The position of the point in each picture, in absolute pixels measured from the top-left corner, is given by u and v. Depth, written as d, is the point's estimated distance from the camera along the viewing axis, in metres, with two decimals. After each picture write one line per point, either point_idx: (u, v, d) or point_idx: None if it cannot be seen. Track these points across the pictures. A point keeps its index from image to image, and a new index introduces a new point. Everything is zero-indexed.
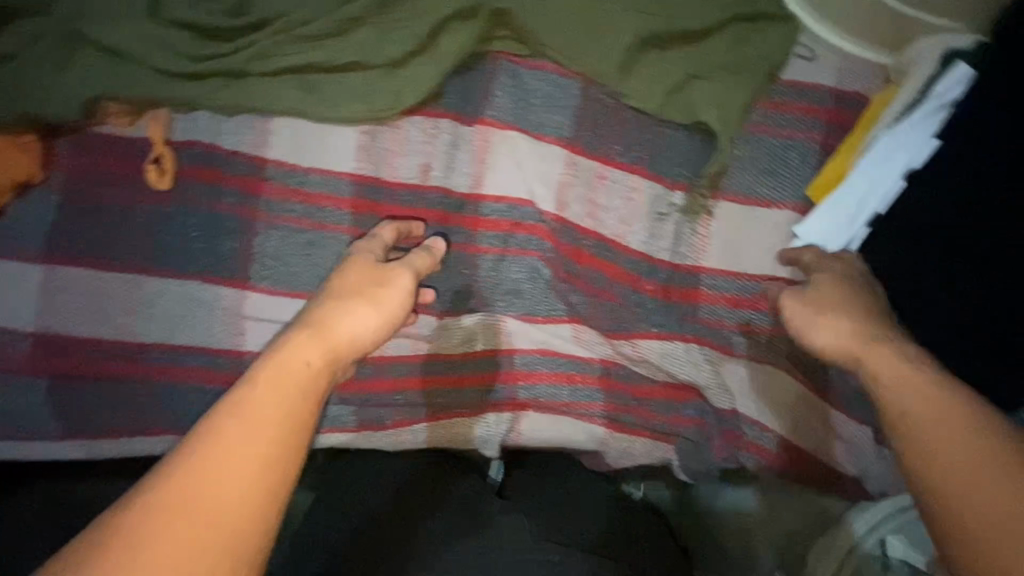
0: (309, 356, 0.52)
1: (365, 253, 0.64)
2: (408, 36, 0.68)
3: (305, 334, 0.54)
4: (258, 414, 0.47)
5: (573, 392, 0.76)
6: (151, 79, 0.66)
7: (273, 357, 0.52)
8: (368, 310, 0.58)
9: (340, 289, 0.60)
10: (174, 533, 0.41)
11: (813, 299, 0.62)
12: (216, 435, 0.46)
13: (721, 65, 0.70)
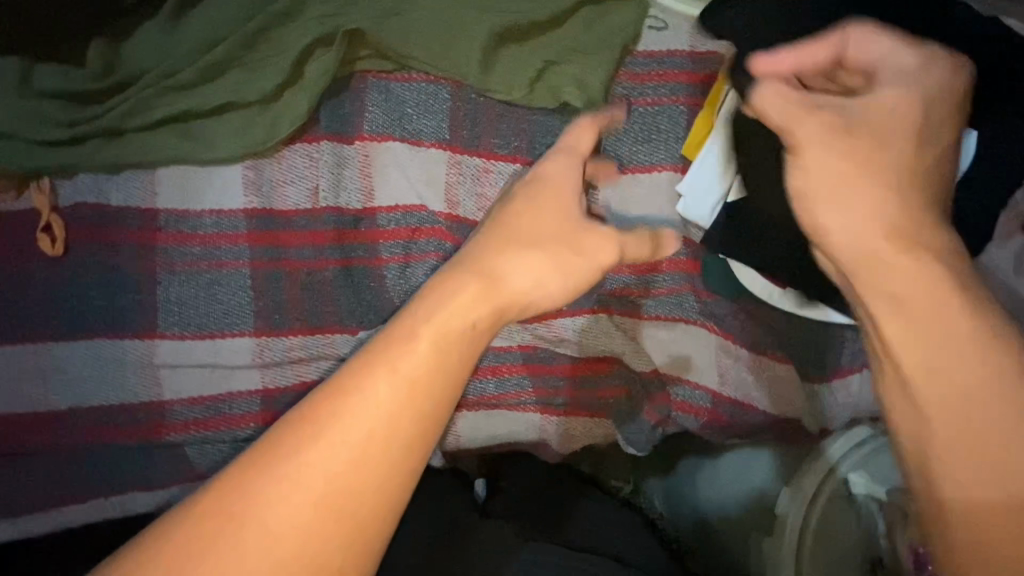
0: (471, 320, 0.54)
1: (557, 202, 0.62)
2: (277, 70, 0.72)
3: (473, 289, 0.55)
4: (415, 378, 0.50)
5: (500, 384, 0.76)
6: (35, 152, 0.69)
7: (442, 308, 0.53)
8: (545, 270, 0.59)
9: (528, 239, 0.59)
10: (331, 469, 0.47)
11: (846, 147, 0.56)
12: (376, 386, 0.49)
13: (578, 45, 0.73)
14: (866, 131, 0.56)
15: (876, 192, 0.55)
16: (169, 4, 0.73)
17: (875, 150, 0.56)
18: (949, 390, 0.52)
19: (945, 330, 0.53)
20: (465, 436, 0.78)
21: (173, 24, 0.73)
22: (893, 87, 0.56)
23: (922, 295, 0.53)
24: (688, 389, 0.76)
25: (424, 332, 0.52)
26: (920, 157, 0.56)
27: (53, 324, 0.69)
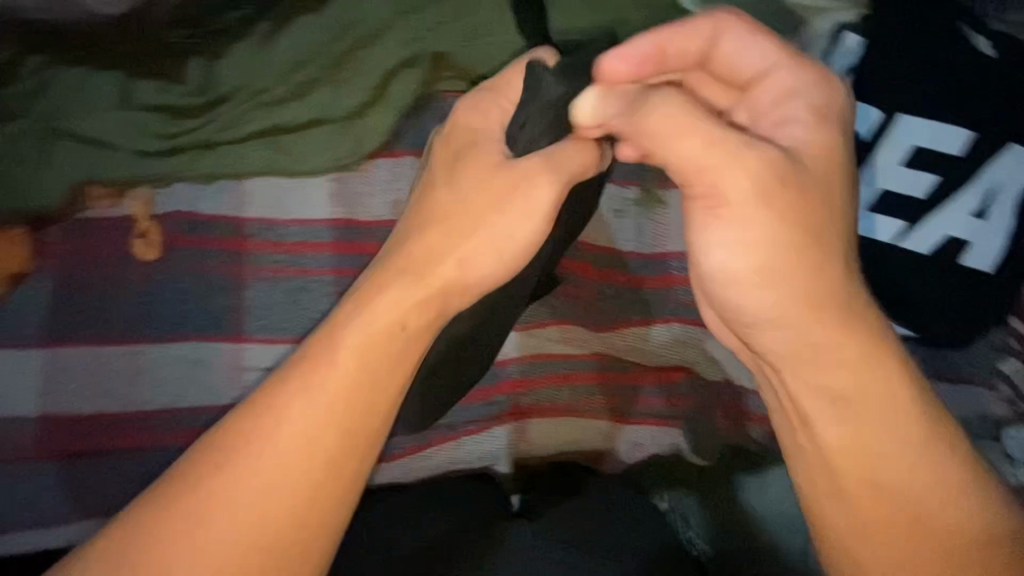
0: (419, 309, 0.51)
1: (528, 200, 0.52)
2: (363, 88, 0.76)
3: (406, 288, 0.51)
4: (334, 396, 0.48)
5: (571, 391, 0.78)
6: (134, 162, 0.73)
7: (371, 312, 0.50)
8: (494, 259, 0.52)
9: (467, 237, 0.52)
10: (257, 496, 0.46)
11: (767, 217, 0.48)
12: (295, 409, 0.47)
13: None
14: (787, 197, 0.47)
15: (796, 263, 0.49)
16: (260, 24, 0.76)
17: (803, 215, 0.48)
18: (860, 462, 0.50)
19: (868, 407, 0.50)
20: (537, 442, 0.78)
21: (263, 44, 0.76)
22: (787, 128, 0.51)
23: (843, 378, 0.50)
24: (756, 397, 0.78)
25: (336, 353, 0.49)
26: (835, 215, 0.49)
27: (147, 326, 0.71)
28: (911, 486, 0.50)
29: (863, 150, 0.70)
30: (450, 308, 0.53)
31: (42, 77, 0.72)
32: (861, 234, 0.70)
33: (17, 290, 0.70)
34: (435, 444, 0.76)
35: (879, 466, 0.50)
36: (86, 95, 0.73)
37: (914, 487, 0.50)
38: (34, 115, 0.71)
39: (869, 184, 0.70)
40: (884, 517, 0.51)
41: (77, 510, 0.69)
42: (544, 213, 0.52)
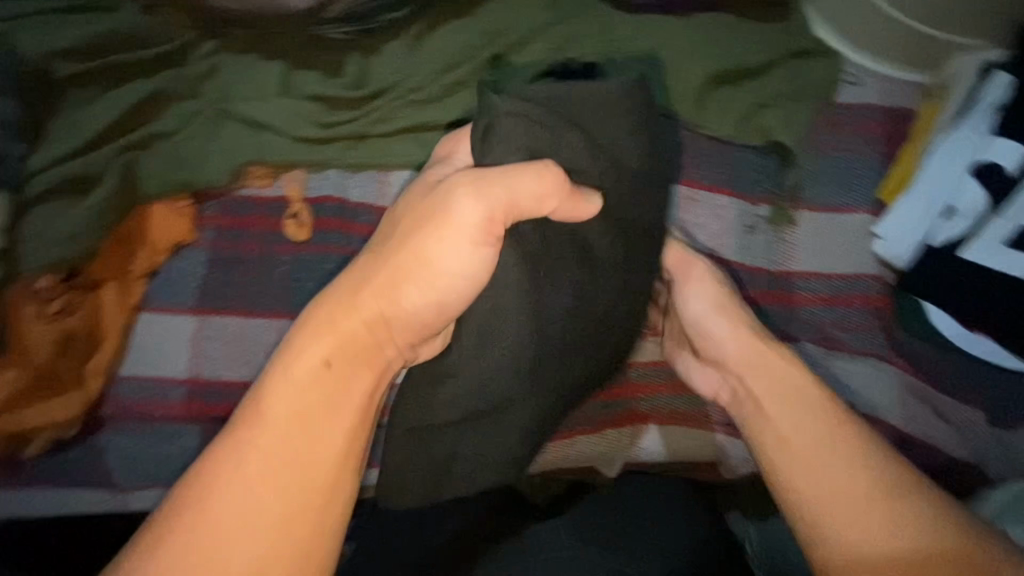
0: (360, 335, 0.56)
1: (459, 209, 0.57)
2: None
3: (360, 314, 0.56)
4: (309, 400, 0.54)
5: (687, 400, 0.81)
6: (292, 147, 0.76)
7: (328, 340, 0.56)
8: (413, 287, 0.57)
9: (406, 264, 0.57)
10: (256, 498, 0.51)
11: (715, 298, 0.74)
12: (273, 411, 0.54)
13: (786, 92, 0.79)
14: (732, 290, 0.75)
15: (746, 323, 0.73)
16: (414, 26, 0.80)
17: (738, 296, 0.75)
18: (800, 460, 0.64)
19: (798, 417, 0.66)
20: (651, 448, 0.80)
21: (417, 44, 0.80)
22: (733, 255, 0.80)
23: (786, 391, 0.68)
24: (880, 422, 0.77)
25: (303, 361, 0.55)
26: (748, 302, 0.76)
27: (293, 303, 0.75)
28: (837, 492, 0.61)
29: (1009, 184, 0.70)
30: (383, 342, 0.58)
31: (212, 60, 0.74)
32: (1002, 270, 0.70)
33: (177, 256, 0.74)
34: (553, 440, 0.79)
35: (815, 467, 0.63)
36: (249, 79, 0.75)
37: (851, 491, 0.61)
38: (203, 96, 0.74)
39: (1010, 219, 0.70)
40: (829, 513, 0.60)
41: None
42: (469, 247, 0.57)
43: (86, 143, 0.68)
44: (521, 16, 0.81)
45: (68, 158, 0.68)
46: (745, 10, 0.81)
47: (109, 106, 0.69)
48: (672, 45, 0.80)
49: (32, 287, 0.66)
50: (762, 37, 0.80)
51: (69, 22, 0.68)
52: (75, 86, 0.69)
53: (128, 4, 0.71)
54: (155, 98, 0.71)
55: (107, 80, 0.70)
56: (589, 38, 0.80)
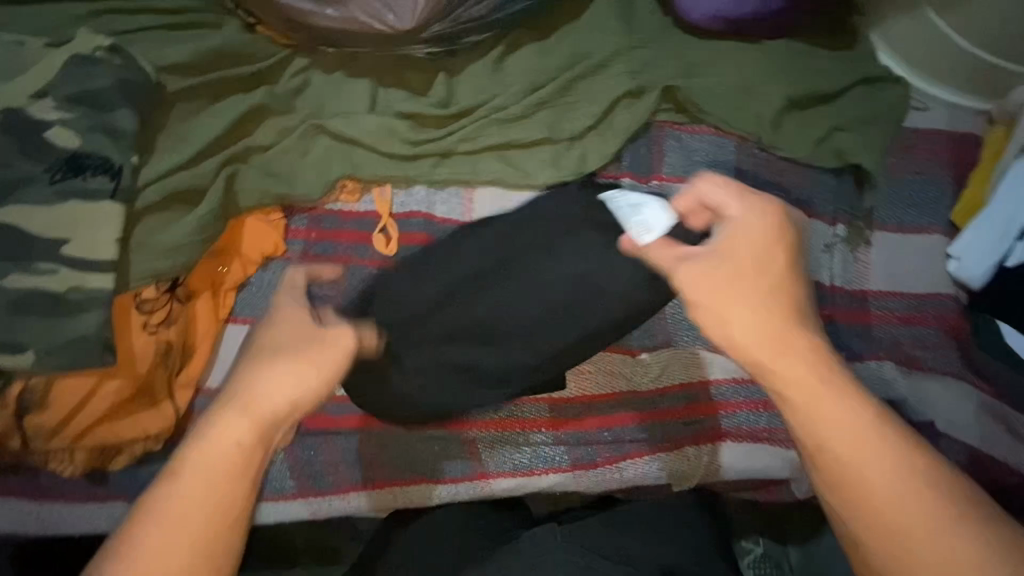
0: (225, 455, 0.45)
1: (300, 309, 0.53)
2: (589, 113, 0.80)
3: (222, 424, 0.46)
4: (181, 528, 0.43)
5: (770, 420, 0.79)
6: (379, 162, 0.76)
7: (191, 466, 0.45)
8: (254, 377, 0.48)
9: (266, 361, 0.49)
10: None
11: (720, 283, 0.49)
12: (156, 520, 0.43)
13: (859, 117, 0.82)
14: (748, 273, 0.49)
15: (771, 307, 0.48)
16: (498, 47, 0.81)
17: (755, 264, 0.49)
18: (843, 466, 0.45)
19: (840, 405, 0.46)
20: (733, 469, 0.78)
21: (499, 65, 0.81)
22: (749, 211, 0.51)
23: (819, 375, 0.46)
24: (966, 443, 0.76)
25: (171, 501, 0.44)
26: (769, 260, 0.50)
27: None
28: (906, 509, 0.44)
29: None
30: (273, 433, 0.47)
31: (304, 77, 0.76)
32: None
33: (264, 269, 0.74)
34: (631, 457, 0.78)
35: (872, 478, 0.45)
36: (339, 96, 0.77)
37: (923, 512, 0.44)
38: (297, 112, 0.75)
39: None
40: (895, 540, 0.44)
41: (299, 490, 0.75)
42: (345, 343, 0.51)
43: (186, 156, 0.70)
44: (604, 38, 0.82)
45: (171, 171, 0.70)
46: (816, 39, 0.84)
47: (209, 122, 0.71)
48: (751, 69, 0.82)
49: (138, 297, 0.68)
50: (837, 65, 0.83)
51: (179, 39, 0.72)
52: (179, 101, 0.72)
53: (231, 23, 0.73)
54: (250, 114, 0.73)
55: (210, 97, 0.73)
56: (671, 59, 0.82)
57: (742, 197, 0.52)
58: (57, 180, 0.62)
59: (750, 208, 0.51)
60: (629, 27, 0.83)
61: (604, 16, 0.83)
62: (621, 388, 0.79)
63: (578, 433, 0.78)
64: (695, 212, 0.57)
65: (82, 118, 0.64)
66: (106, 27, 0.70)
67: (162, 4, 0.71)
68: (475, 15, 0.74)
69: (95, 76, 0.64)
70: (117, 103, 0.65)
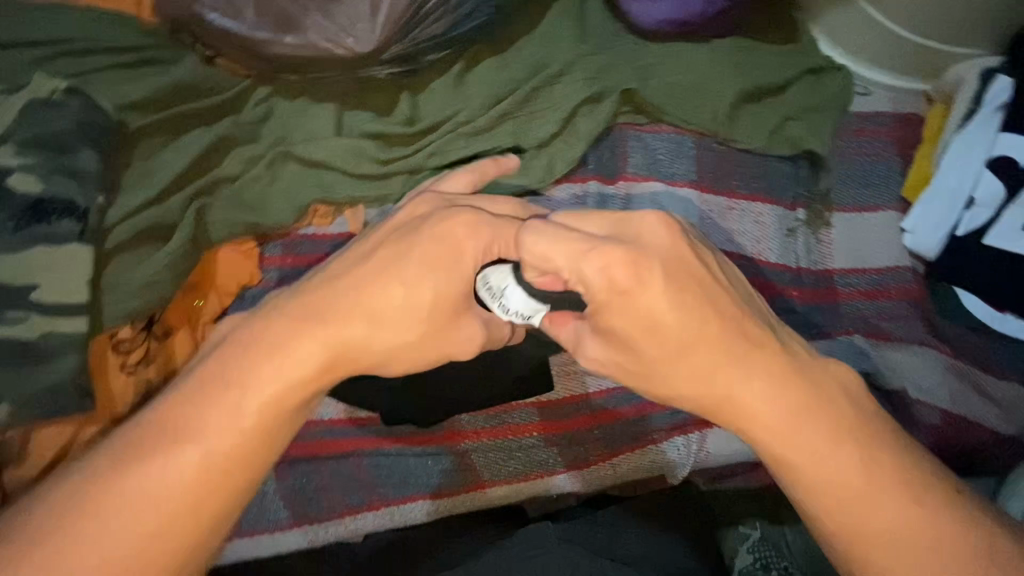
0: (309, 376, 0.49)
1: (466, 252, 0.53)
2: (552, 121, 0.82)
3: (317, 341, 0.49)
4: (245, 395, 0.48)
5: None
6: (349, 184, 0.77)
7: (280, 367, 0.49)
8: (370, 316, 0.51)
9: (401, 306, 0.51)
10: (120, 529, 0.45)
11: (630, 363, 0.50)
12: (234, 380, 0.48)
13: (808, 106, 0.86)
14: (642, 352, 0.49)
15: (704, 373, 0.49)
16: (457, 63, 0.83)
17: (649, 325, 0.48)
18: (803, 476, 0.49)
19: (794, 430, 0.49)
20: (720, 453, 0.80)
21: (460, 80, 0.83)
22: (593, 265, 0.47)
23: (782, 407, 0.49)
24: (933, 405, 0.81)
25: (251, 397, 0.48)
26: (667, 326, 0.48)
27: None
28: (876, 515, 0.48)
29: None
30: (347, 357, 0.51)
31: (267, 106, 0.76)
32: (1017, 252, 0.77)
33: (241, 300, 0.73)
34: (623, 453, 0.79)
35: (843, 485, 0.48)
36: (304, 122, 0.77)
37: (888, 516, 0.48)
38: (263, 140, 0.75)
39: None
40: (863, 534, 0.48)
41: (295, 519, 0.74)
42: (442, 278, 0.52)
43: (153, 193, 0.70)
44: (560, 47, 0.84)
45: (139, 209, 0.69)
46: (760, 35, 0.88)
47: (175, 156, 0.71)
48: (703, 68, 0.85)
49: (115, 338, 0.68)
50: (783, 58, 0.87)
51: (137, 77, 0.71)
52: (142, 139, 0.71)
53: (190, 57, 0.73)
54: (214, 146, 0.73)
55: (173, 131, 0.72)
56: (626, 63, 0.85)
57: (583, 254, 0.47)
58: (21, 227, 0.61)
59: (593, 274, 0.47)
60: (584, 36, 0.86)
61: (558, 25, 0.85)
62: (609, 386, 0.79)
63: (569, 434, 0.79)
64: (535, 277, 0.50)
65: (44, 164, 0.63)
66: (60, 69, 0.69)
67: (116, 43, 0.71)
68: (434, 34, 0.75)
69: (55, 120, 0.64)
70: (80, 146, 0.64)
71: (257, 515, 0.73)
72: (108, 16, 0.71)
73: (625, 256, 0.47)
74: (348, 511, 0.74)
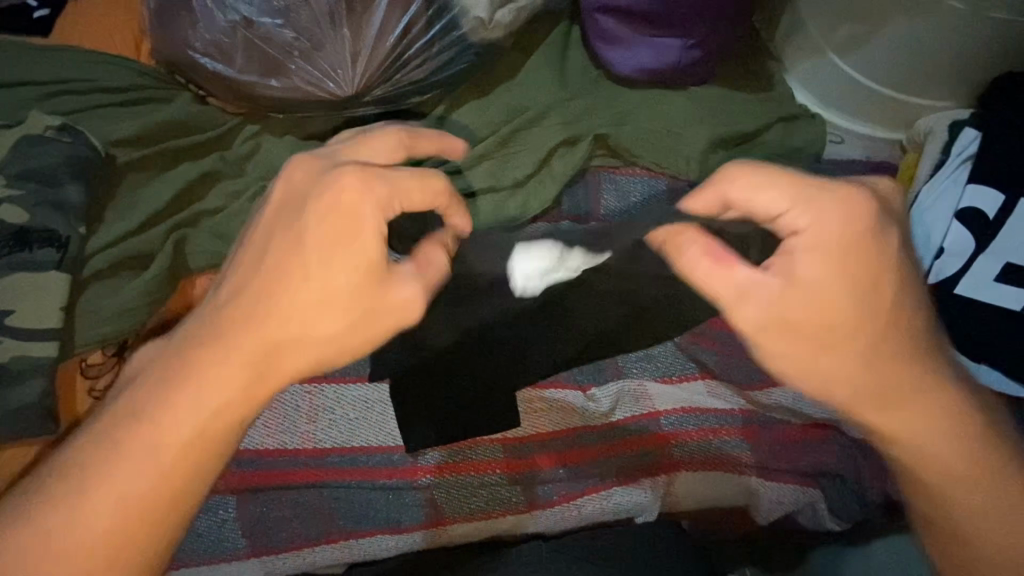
0: (228, 404, 0.47)
1: (364, 212, 0.47)
2: (529, 162, 0.85)
3: (229, 352, 0.47)
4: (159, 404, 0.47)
5: (721, 446, 0.80)
6: None
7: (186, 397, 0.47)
8: (283, 327, 0.47)
9: (315, 298, 0.47)
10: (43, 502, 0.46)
11: (813, 332, 0.48)
12: (158, 387, 0.47)
13: (780, 154, 0.87)
14: (838, 313, 0.47)
15: (886, 357, 0.49)
16: (439, 105, 0.85)
17: (856, 284, 0.48)
18: (950, 478, 0.52)
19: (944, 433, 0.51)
20: (688, 495, 0.79)
21: (442, 121, 0.85)
22: (846, 199, 0.47)
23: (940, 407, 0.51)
24: None
25: (170, 402, 0.47)
26: (883, 288, 0.48)
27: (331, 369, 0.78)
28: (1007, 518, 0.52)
29: (991, 228, 0.78)
30: (268, 370, 0.48)
31: (252, 142, 0.79)
32: (987, 302, 0.78)
33: None
34: (587, 494, 0.78)
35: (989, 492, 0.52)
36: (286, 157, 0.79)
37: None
38: (246, 174, 0.78)
39: (996, 257, 0.78)
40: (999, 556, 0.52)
41: (253, 549, 0.74)
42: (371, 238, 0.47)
43: (137, 222, 0.73)
44: (539, 94, 0.87)
45: (120, 237, 0.73)
46: (736, 84, 0.90)
47: (159, 188, 0.75)
48: (678, 115, 0.87)
49: (85, 362, 0.71)
50: (760, 107, 0.89)
51: (129, 115, 0.75)
52: (129, 171, 0.75)
53: (181, 97, 0.78)
54: (198, 181, 0.76)
55: (161, 166, 0.76)
56: (603, 109, 0.87)
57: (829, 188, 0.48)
58: (5, 254, 0.66)
59: (821, 212, 0.47)
60: (565, 84, 0.89)
61: (539, 71, 0.88)
62: (577, 423, 0.80)
63: (533, 472, 0.78)
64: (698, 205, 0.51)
65: (32, 196, 0.67)
66: (55, 106, 0.73)
67: (113, 83, 0.75)
68: (414, 79, 0.78)
69: (48, 152, 0.68)
70: (67, 179, 0.68)
71: (213, 544, 0.74)
72: (109, 59, 0.76)
73: (866, 208, 0.47)
74: (306, 544, 0.74)
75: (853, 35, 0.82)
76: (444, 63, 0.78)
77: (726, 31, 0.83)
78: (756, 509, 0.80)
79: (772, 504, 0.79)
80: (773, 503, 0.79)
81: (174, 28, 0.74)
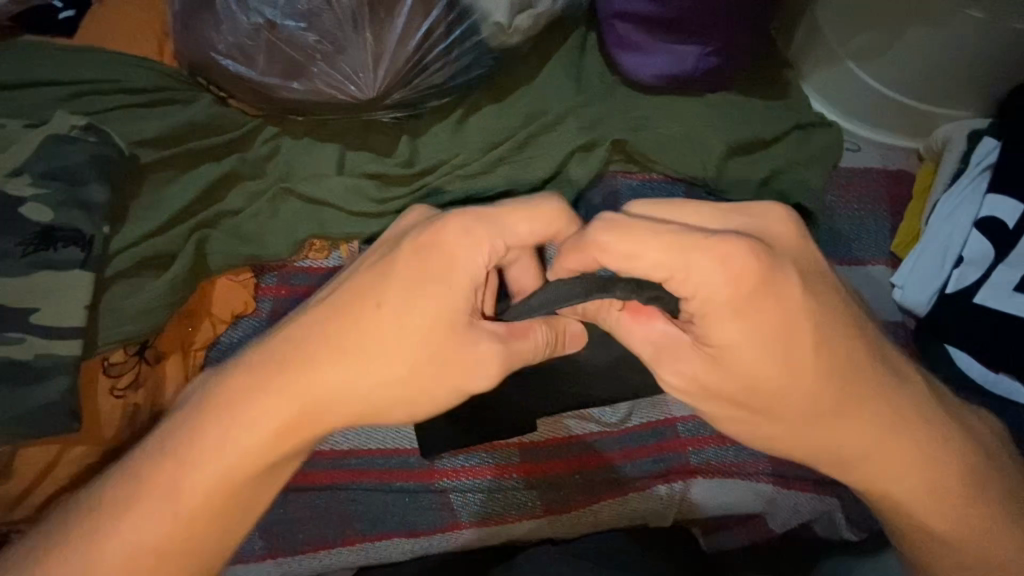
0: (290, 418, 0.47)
1: (459, 262, 0.47)
2: (546, 167, 0.85)
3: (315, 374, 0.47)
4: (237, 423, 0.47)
5: (736, 453, 0.80)
6: (348, 221, 0.80)
7: (251, 431, 0.47)
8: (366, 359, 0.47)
9: (388, 345, 0.47)
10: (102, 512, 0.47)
11: (742, 397, 0.47)
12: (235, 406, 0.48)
13: (797, 161, 0.88)
14: (767, 379, 0.46)
15: (834, 413, 0.49)
16: (457, 109, 0.85)
17: (791, 345, 0.46)
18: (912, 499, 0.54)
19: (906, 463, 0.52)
20: (703, 501, 0.78)
21: (460, 124, 0.85)
22: (729, 257, 0.43)
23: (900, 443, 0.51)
24: None
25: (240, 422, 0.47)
26: (825, 344, 0.46)
27: None
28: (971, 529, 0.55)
29: (1010, 237, 0.78)
30: (346, 399, 0.48)
31: (273, 144, 0.80)
32: (1006, 311, 0.77)
33: (234, 327, 0.78)
34: (603, 499, 0.78)
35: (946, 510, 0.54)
36: (307, 160, 0.80)
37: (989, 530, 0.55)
38: (267, 176, 0.79)
39: (1015, 267, 0.77)
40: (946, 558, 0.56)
41: (270, 550, 0.74)
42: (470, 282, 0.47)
43: (159, 222, 0.74)
44: (557, 98, 0.87)
45: (141, 237, 0.73)
46: (754, 90, 0.90)
47: (181, 189, 0.75)
48: (695, 122, 0.87)
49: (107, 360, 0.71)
50: (777, 113, 0.89)
51: (153, 116, 0.76)
52: (152, 171, 0.75)
53: (203, 98, 0.78)
54: (219, 181, 0.77)
55: (183, 166, 0.77)
56: (621, 114, 0.88)
57: (707, 247, 0.43)
58: (30, 253, 0.66)
59: (707, 276, 0.43)
60: (582, 89, 0.89)
61: (557, 76, 0.88)
62: (591, 428, 0.79)
63: (549, 477, 0.78)
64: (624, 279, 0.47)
65: (56, 195, 0.67)
66: (80, 106, 0.74)
67: (136, 84, 0.76)
68: (434, 83, 0.78)
69: (73, 151, 0.69)
70: (91, 178, 0.69)
71: None
72: (133, 60, 0.77)
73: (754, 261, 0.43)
74: (325, 546, 0.75)
75: (872, 43, 0.82)
76: (464, 67, 0.78)
77: (745, 37, 0.83)
78: (771, 517, 0.80)
79: (787, 511, 0.79)
80: (788, 510, 0.79)
81: (197, 30, 0.74)
